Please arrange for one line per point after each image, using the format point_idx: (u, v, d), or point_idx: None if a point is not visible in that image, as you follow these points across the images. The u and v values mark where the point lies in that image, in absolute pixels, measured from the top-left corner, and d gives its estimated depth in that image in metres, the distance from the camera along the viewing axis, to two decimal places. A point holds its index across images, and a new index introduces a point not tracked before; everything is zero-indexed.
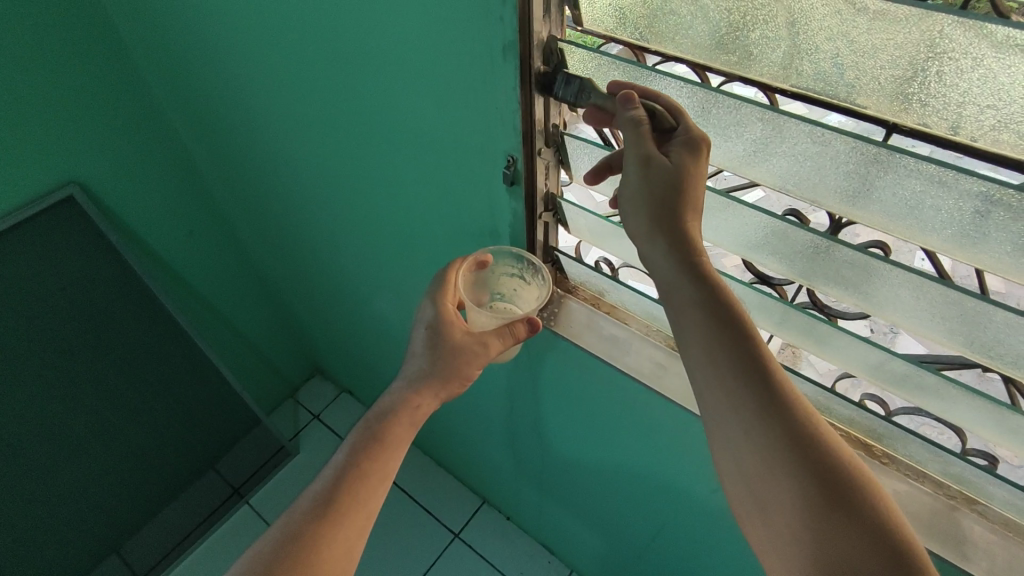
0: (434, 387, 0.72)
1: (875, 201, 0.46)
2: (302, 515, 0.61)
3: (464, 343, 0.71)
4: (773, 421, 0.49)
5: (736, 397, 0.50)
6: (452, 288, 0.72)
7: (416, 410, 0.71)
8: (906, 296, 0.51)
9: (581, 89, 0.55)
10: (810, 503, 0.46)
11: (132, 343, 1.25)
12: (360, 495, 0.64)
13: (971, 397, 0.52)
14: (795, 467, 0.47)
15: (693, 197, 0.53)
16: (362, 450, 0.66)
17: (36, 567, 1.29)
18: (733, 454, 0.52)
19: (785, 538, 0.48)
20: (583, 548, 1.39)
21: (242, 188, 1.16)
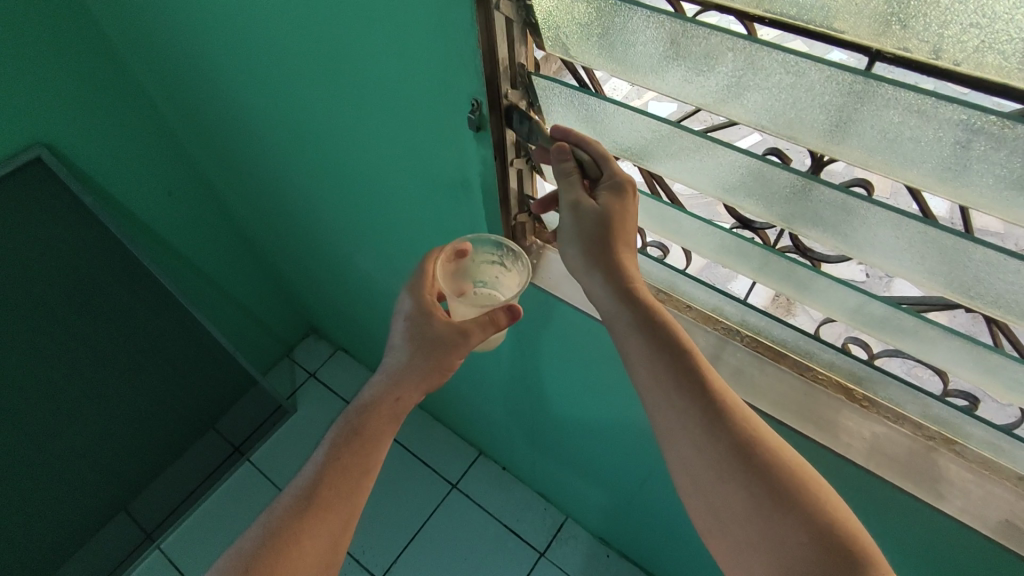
0: (414, 379, 0.70)
1: (853, 135, 0.44)
2: (283, 512, 0.62)
3: (445, 334, 0.70)
4: (714, 431, 0.54)
5: (673, 409, 0.57)
6: (431, 281, 0.72)
7: (397, 402, 0.70)
8: (885, 236, 0.48)
9: (531, 130, 0.61)
10: (766, 512, 0.51)
11: (118, 308, 1.25)
12: (341, 490, 0.65)
13: (949, 337, 0.51)
14: (742, 472, 0.53)
15: (623, 233, 0.61)
16: (342, 445, 0.67)
17: (46, 528, 1.33)
18: (688, 466, 0.56)
19: (742, 539, 0.52)
20: (577, 495, 1.42)
21: (215, 144, 1.12)
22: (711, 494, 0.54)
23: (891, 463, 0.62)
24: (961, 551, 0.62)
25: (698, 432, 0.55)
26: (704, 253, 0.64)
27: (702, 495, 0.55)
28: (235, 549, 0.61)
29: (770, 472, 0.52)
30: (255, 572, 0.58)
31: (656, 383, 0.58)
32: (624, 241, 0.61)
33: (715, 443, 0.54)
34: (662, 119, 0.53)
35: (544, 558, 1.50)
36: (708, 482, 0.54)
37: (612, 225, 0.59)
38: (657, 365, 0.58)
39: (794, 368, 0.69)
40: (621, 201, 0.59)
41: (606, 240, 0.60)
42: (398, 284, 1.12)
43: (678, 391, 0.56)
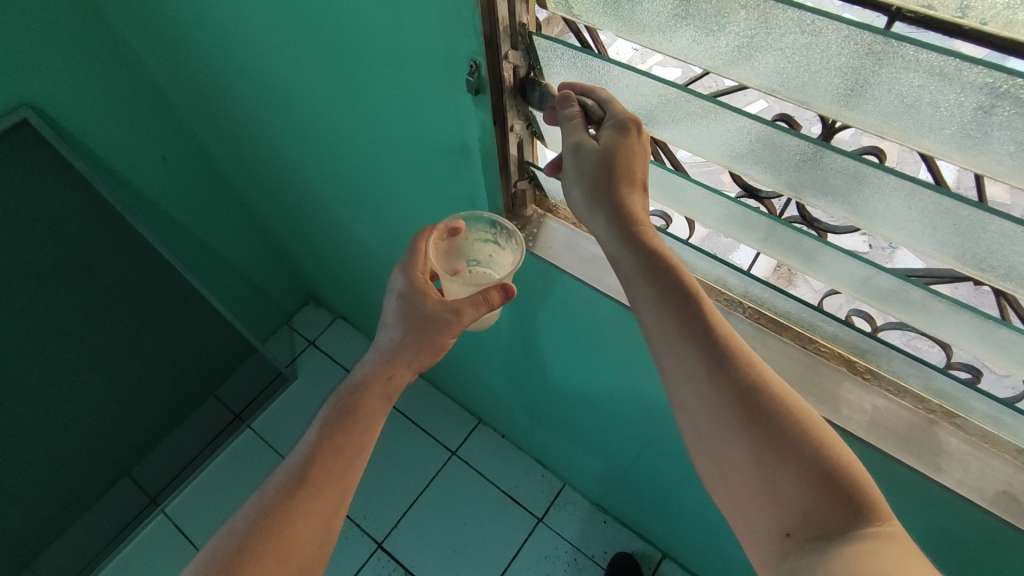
0: (406, 357, 0.70)
1: (869, 99, 0.42)
2: (277, 489, 0.62)
3: (436, 312, 0.69)
4: (716, 375, 0.52)
5: (676, 349, 0.54)
6: (423, 258, 0.71)
7: (388, 380, 0.70)
8: (897, 206, 0.47)
9: (543, 95, 0.60)
10: (766, 463, 0.49)
11: (113, 276, 1.24)
12: (333, 470, 0.64)
13: (958, 311, 0.50)
14: (746, 424, 0.51)
15: (631, 173, 0.56)
16: (335, 423, 0.66)
17: (51, 492, 1.34)
18: (690, 410, 0.54)
19: (741, 486, 0.51)
20: (574, 462, 1.43)
21: (208, 109, 1.10)
22: (710, 441, 0.53)
23: (892, 436, 0.62)
24: (957, 522, 0.63)
25: (700, 379, 0.53)
26: (708, 222, 0.62)
27: (703, 442, 0.54)
28: (224, 536, 0.60)
29: (772, 419, 0.50)
30: (247, 551, 0.58)
31: (661, 326, 0.55)
32: (632, 182, 0.56)
33: (719, 390, 0.52)
34: (667, 82, 0.50)
35: (542, 524, 1.52)
36: (710, 430, 0.53)
37: (616, 165, 0.55)
38: (659, 310, 0.55)
39: (797, 341, 0.68)
40: (624, 138, 0.54)
41: (612, 182, 0.56)
42: (396, 253, 1.11)
43: (681, 335, 0.54)
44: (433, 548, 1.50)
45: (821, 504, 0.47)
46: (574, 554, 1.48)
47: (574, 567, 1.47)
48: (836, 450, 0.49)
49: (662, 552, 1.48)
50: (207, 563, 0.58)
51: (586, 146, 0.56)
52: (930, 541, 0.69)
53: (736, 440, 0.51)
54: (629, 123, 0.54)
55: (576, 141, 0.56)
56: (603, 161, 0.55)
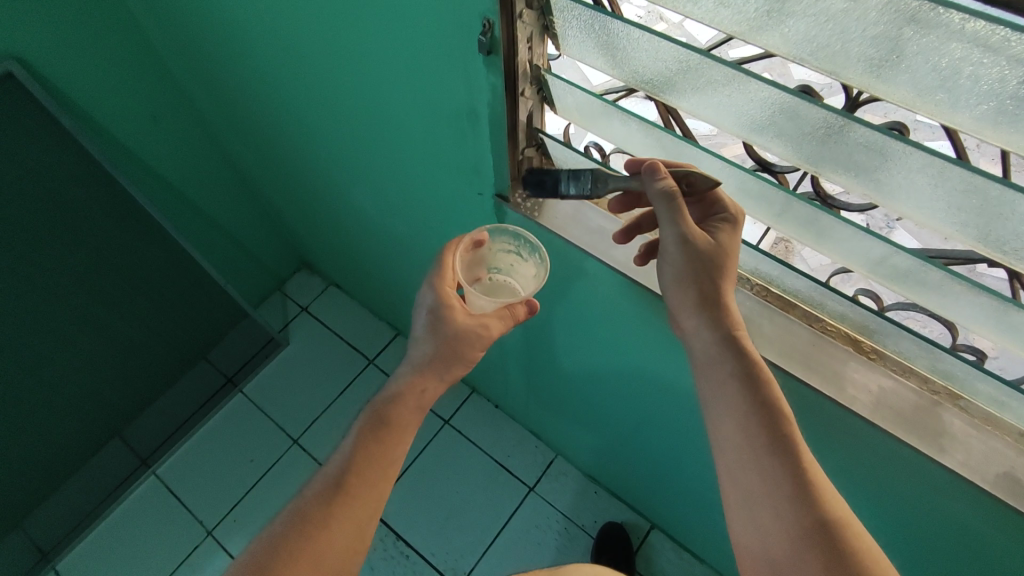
0: (438, 370, 0.71)
1: (903, 71, 0.40)
2: (313, 496, 0.62)
3: (467, 329, 0.70)
4: (756, 419, 0.58)
5: (728, 394, 0.60)
6: (450, 273, 0.71)
7: (422, 394, 0.71)
8: (923, 184, 0.45)
9: (596, 177, 0.60)
10: (777, 493, 0.55)
11: (103, 237, 1.21)
12: (370, 476, 0.65)
13: (974, 293, 0.49)
14: (772, 467, 0.56)
15: (728, 264, 0.61)
16: (369, 432, 0.67)
17: (42, 452, 1.34)
18: (724, 445, 0.60)
19: (756, 522, 0.56)
20: (568, 434, 1.44)
21: (202, 65, 1.06)
22: (735, 470, 0.58)
23: (896, 417, 0.61)
24: (956, 502, 0.63)
25: (740, 415, 0.59)
26: (720, 195, 0.61)
27: (728, 475, 0.59)
28: (258, 542, 0.60)
29: (798, 464, 0.55)
30: (284, 554, 0.58)
31: (720, 373, 0.61)
32: (730, 274, 0.61)
33: (757, 434, 0.57)
34: (691, 47, 0.48)
35: (534, 493, 1.54)
36: (738, 464, 0.58)
37: (723, 256, 0.60)
38: (723, 362, 0.61)
39: (803, 319, 0.67)
40: (728, 231, 0.60)
41: (713, 270, 0.60)
42: (395, 220, 1.09)
43: (738, 382, 0.59)
44: (426, 515, 1.51)
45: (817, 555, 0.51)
46: (564, 524, 1.51)
47: (565, 536, 1.49)
48: (844, 508, 0.53)
49: (650, 523, 1.50)
50: (243, 562, 0.58)
51: (696, 239, 0.59)
52: (924, 517, 0.70)
53: (759, 469, 0.56)
54: (734, 218, 0.60)
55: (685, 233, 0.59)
56: (712, 248, 0.59)
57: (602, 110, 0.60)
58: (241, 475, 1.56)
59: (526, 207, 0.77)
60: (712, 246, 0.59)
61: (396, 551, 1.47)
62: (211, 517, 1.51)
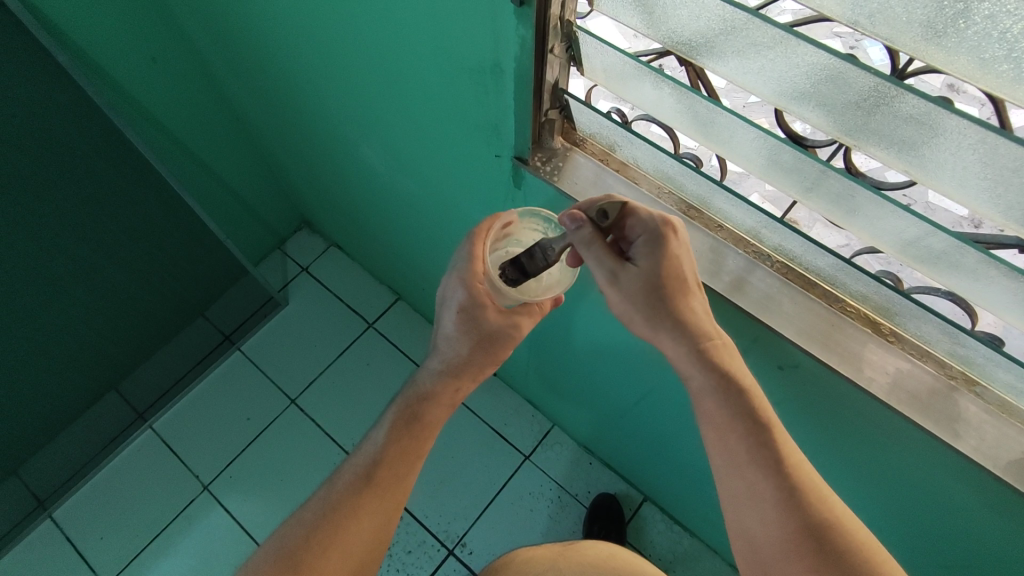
0: (472, 370, 0.76)
1: (966, 37, 0.38)
2: (344, 488, 0.66)
3: (500, 328, 0.73)
4: (742, 427, 0.60)
5: (714, 407, 0.61)
6: (481, 267, 0.71)
7: (455, 392, 0.75)
8: (972, 162, 0.44)
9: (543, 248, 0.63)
10: (768, 501, 0.58)
11: (103, 186, 1.18)
12: (400, 472, 0.68)
13: (1009, 279, 0.48)
14: (762, 476, 0.58)
15: (676, 280, 0.62)
16: (402, 429, 0.71)
17: (38, 401, 1.33)
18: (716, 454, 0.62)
19: (753, 522, 0.59)
20: (566, 405, 1.45)
21: (208, 8, 1.01)
22: (731, 476, 0.61)
23: (911, 400, 0.61)
24: (960, 485, 0.63)
25: (724, 427, 0.61)
26: (750, 167, 0.59)
27: (723, 479, 0.62)
28: (288, 530, 0.63)
29: (785, 468, 0.58)
30: (315, 540, 0.62)
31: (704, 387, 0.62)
32: (683, 285, 0.63)
33: (746, 444, 0.59)
34: (739, 5, 0.45)
35: (529, 461, 1.55)
36: (732, 469, 0.60)
37: (662, 276, 0.62)
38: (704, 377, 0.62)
39: (823, 299, 0.65)
40: (660, 250, 0.61)
41: (662, 293, 0.62)
42: (404, 180, 1.07)
43: (724, 396, 0.61)
44: (421, 479, 1.53)
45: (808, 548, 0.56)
46: (558, 492, 1.52)
47: (557, 504, 1.51)
48: (830, 504, 0.57)
49: (643, 495, 1.52)
50: (275, 547, 0.62)
51: (629, 272, 0.62)
52: (927, 499, 0.70)
53: (751, 477, 0.59)
54: (664, 232, 0.61)
55: (615, 272, 0.62)
56: (648, 274, 0.62)
57: (633, 71, 0.57)
58: (238, 431, 1.56)
59: (545, 172, 0.75)
60: (647, 273, 0.61)
61: None
62: (207, 471, 1.52)
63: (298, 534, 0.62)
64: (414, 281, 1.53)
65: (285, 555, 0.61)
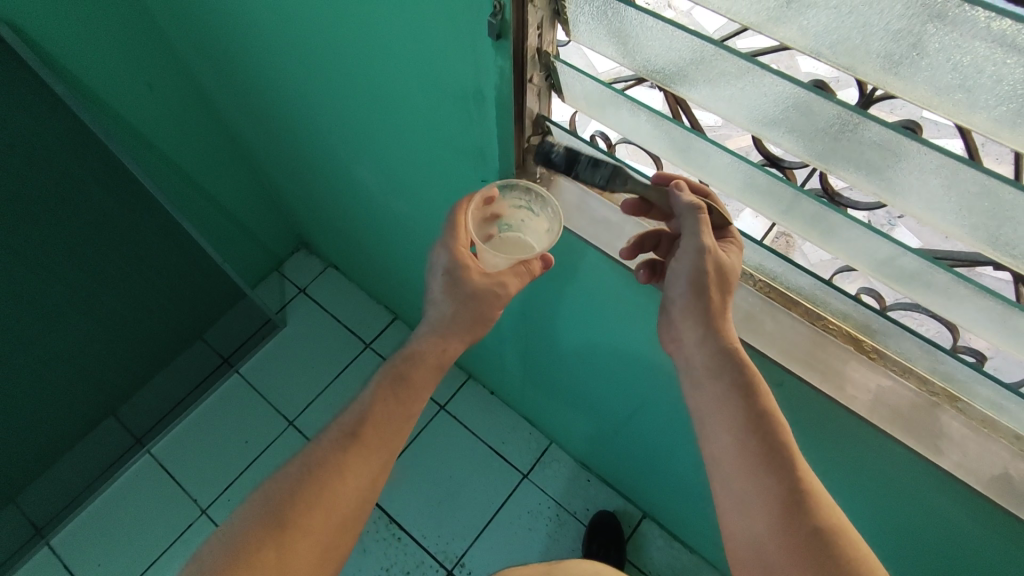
0: (460, 332, 0.73)
1: (923, 68, 0.39)
2: (330, 443, 0.64)
3: (483, 289, 0.72)
4: (745, 415, 0.61)
5: (721, 394, 0.63)
6: (463, 232, 0.72)
7: (443, 354, 0.73)
8: (935, 186, 0.45)
9: (614, 175, 0.62)
10: (755, 469, 0.59)
11: (99, 213, 1.20)
12: (388, 430, 0.67)
13: (980, 297, 0.49)
14: (763, 466, 0.58)
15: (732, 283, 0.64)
16: (388, 387, 0.69)
17: (37, 426, 1.34)
18: (720, 443, 0.62)
19: (750, 514, 0.58)
20: (562, 423, 1.45)
21: (203, 40, 1.04)
22: (730, 468, 0.61)
23: (893, 416, 0.61)
24: (946, 501, 0.64)
25: (725, 416, 0.62)
26: (727, 190, 0.60)
27: (722, 474, 0.62)
28: (267, 487, 0.62)
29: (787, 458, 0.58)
30: (298, 496, 0.60)
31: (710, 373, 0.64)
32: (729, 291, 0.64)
33: (745, 432, 0.60)
34: (705, 38, 0.47)
35: (527, 479, 1.55)
36: (732, 461, 0.61)
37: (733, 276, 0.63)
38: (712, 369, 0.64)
39: (805, 317, 0.66)
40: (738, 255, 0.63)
41: (722, 288, 0.63)
42: (397, 203, 1.08)
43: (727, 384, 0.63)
44: (420, 498, 1.52)
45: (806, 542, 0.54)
46: (556, 510, 1.52)
47: (556, 522, 1.50)
48: (829, 508, 0.56)
49: (642, 511, 1.51)
50: (255, 505, 0.60)
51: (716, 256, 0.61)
52: (916, 516, 0.70)
53: (752, 468, 0.59)
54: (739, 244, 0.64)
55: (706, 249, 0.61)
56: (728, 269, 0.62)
57: (610, 99, 0.59)
58: (236, 454, 1.56)
59: None
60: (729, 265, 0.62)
61: (388, 533, 1.48)
62: (205, 495, 1.52)
63: (279, 493, 0.61)
64: (410, 302, 1.54)
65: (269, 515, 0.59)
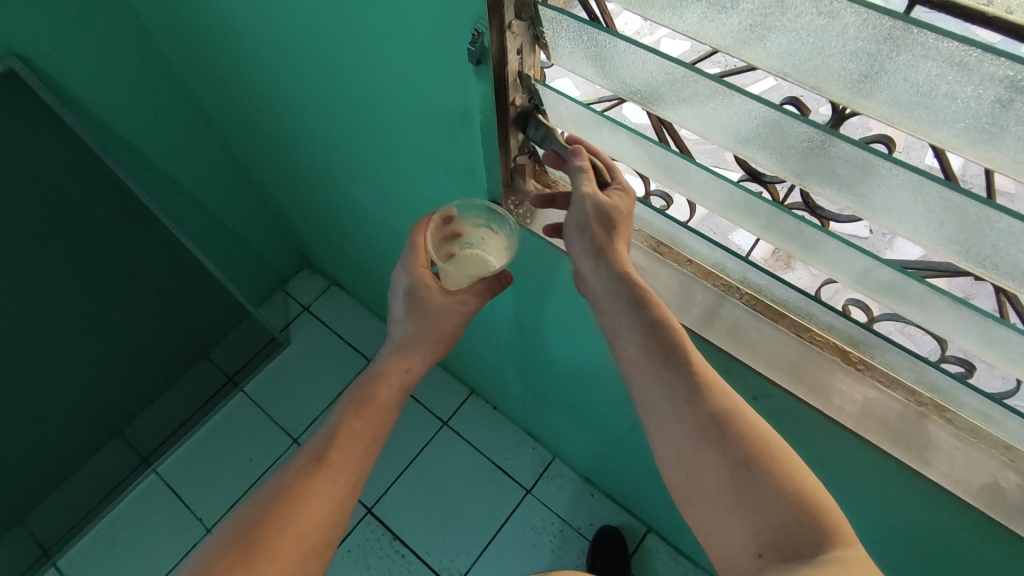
0: (421, 349, 0.76)
1: (883, 87, 0.40)
2: (297, 467, 0.64)
3: (444, 306, 0.75)
4: (683, 391, 0.57)
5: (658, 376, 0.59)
6: (423, 253, 0.74)
7: (406, 373, 0.75)
8: (905, 199, 0.46)
9: (546, 135, 0.66)
10: (709, 450, 0.54)
11: (104, 236, 1.23)
12: (353, 453, 0.67)
13: (957, 308, 0.49)
14: (716, 443, 0.54)
15: (623, 230, 0.66)
16: (353, 409, 0.70)
17: (45, 446, 1.36)
18: (666, 431, 0.58)
19: (717, 501, 0.53)
20: (565, 437, 1.45)
21: (205, 66, 1.07)
22: (685, 457, 0.56)
23: (881, 428, 0.62)
24: (939, 511, 0.63)
25: (666, 398, 0.58)
26: (709, 207, 0.61)
27: (678, 465, 0.57)
28: (239, 514, 0.60)
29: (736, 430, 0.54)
30: (266, 520, 0.59)
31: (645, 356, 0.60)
32: (622, 238, 0.66)
33: (691, 411, 0.56)
34: (676, 60, 0.48)
35: (530, 495, 1.55)
36: (687, 447, 0.56)
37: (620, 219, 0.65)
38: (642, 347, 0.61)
39: (791, 329, 0.67)
40: (626, 201, 0.65)
41: (610, 232, 0.65)
42: (393, 222, 1.10)
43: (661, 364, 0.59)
44: (423, 515, 1.52)
45: (781, 511, 0.50)
46: (560, 526, 1.51)
47: (560, 538, 1.50)
48: (794, 472, 0.52)
49: (646, 526, 1.51)
50: (224, 530, 0.59)
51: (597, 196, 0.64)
52: (912, 528, 0.70)
53: (707, 451, 0.54)
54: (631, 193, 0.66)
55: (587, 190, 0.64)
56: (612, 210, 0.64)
57: (591, 120, 0.60)
58: (241, 472, 1.58)
59: (518, 214, 0.78)
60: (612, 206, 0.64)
61: (392, 549, 1.48)
62: (210, 514, 1.53)
63: (248, 520, 0.59)
64: None
65: (240, 535, 0.57)
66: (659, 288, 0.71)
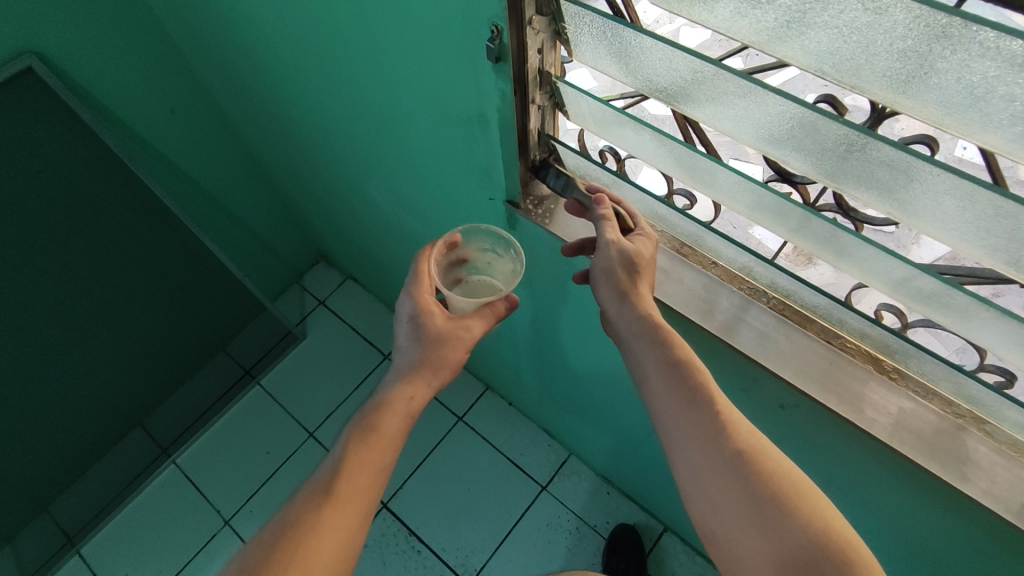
0: (424, 375, 0.73)
1: (932, 87, 0.37)
2: (303, 501, 0.61)
3: (448, 331, 0.74)
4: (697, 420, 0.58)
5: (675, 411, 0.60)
6: (428, 279, 0.75)
7: (410, 400, 0.71)
8: (948, 206, 0.43)
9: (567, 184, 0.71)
10: (727, 476, 0.55)
11: (121, 231, 1.23)
12: (360, 487, 0.63)
13: (1001, 320, 0.47)
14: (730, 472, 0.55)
15: (645, 275, 0.66)
16: (358, 442, 0.66)
17: (67, 438, 1.37)
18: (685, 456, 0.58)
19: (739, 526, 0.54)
20: (582, 435, 1.44)
21: (219, 62, 1.06)
22: (705, 485, 0.56)
23: (916, 441, 0.59)
24: (973, 526, 0.61)
25: (684, 424, 0.59)
26: (737, 208, 0.59)
27: (699, 491, 0.57)
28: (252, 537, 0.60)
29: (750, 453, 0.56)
30: (271, 558, 0.57)
31: (662, 386, 0.61)
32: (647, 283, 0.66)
33: (712, 440, 0.57)
34: (705, 58, 0.46)
35: (546, 492, 1.54)
36: (705, 474, 0.56)
37: (644, 266, 0.65)
38: (657, 375, 0.62)
39: (820, 335, 0.65)
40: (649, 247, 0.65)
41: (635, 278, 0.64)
42: (409, 218, 1.09)
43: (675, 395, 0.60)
44: (438, 509, 1.52)
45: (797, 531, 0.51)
46: (576, 523, 1.50)
47: (576, 535, 1.49)
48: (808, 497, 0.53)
49: (663, 525, 1.49)
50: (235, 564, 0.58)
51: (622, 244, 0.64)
52: (942, 539, 0.67)
53: (727, 479, 0.55)
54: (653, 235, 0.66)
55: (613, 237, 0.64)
56: (636, 255, 0.64)
57: (613, 117, 0.58)
58: (259, 465, 1.59)
59: (537, 215, 0.77)
60: (638, 253, 0.64)
61: (407, 544, 1.49)
62: (228, 506, 1.54)
63: (259, 543, 0.59)
64: None
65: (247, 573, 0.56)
66: (682, 291, 0.69)
